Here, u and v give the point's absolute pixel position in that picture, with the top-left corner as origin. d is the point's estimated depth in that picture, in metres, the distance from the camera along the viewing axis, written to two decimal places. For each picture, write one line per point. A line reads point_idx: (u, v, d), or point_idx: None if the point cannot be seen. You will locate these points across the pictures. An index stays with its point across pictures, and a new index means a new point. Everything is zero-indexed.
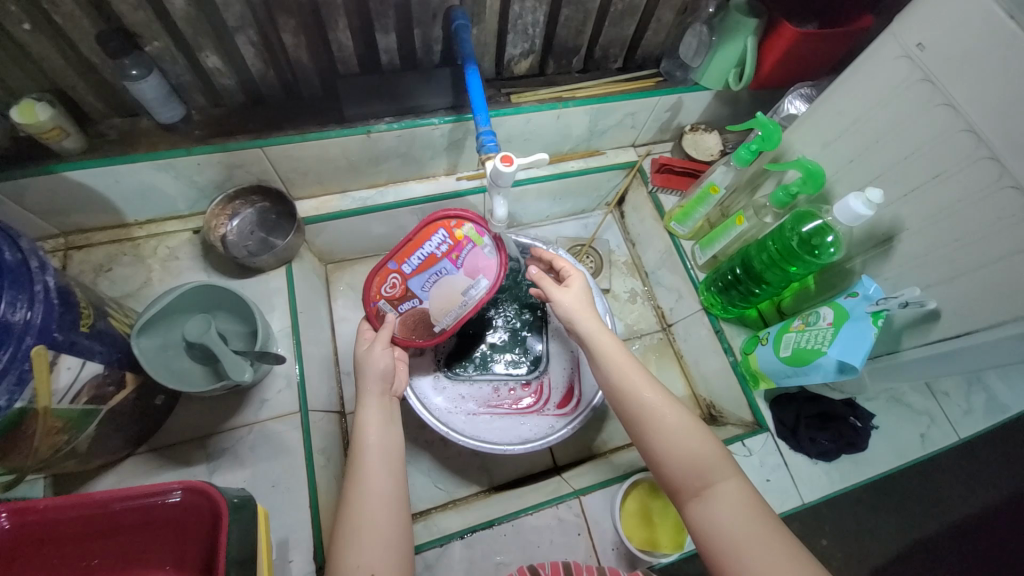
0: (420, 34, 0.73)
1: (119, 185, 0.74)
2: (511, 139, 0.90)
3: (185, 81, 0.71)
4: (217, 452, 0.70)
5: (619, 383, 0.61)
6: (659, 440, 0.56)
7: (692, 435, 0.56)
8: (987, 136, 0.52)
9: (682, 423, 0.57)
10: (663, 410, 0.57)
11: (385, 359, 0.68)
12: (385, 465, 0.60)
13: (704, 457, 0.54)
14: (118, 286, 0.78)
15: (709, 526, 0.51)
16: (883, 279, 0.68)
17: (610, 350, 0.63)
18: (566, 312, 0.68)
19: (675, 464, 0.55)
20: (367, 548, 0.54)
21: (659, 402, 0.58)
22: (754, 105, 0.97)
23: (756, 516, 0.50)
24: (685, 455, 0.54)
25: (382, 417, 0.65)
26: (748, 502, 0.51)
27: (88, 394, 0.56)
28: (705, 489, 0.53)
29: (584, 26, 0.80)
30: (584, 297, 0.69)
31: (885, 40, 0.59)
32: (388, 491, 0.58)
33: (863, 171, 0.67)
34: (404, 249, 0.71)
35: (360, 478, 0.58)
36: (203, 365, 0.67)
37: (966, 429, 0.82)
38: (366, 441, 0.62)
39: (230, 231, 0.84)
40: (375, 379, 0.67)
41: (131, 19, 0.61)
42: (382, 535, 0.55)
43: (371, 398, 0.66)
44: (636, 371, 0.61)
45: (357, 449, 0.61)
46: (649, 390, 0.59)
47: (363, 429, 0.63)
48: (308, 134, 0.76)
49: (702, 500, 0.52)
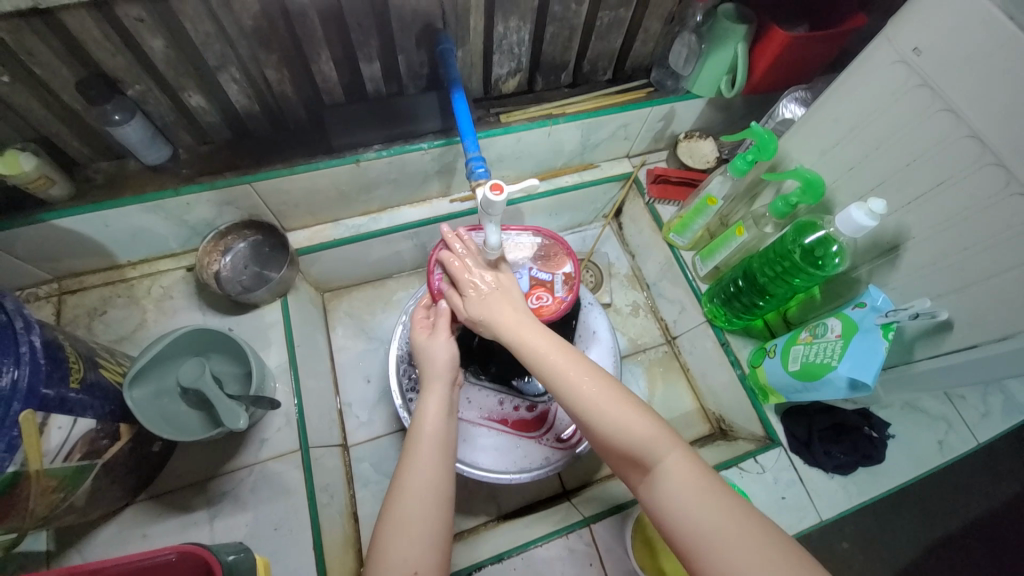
0: (404, 60, 0.73)
1: (109, 228, 0.73)
2: (503, 159, 0.89)
3: (170, 120, 0.70)
4: (218, 496, 0.69)
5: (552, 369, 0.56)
6: (604, 422, 0.53)
7: (627, 412, 0.53)
8: (992, 142, 0.50)
9: (618, 400, 0.54)
10: (592, 390, 0.54)
11: (449, 348, 0.66)
12: (439, 453, 0.57)
13: (646, 433, 0.51)
14: (113, 329, 0.77)
15: (661, 508, 0.48)
16: (891, 288, 0.66)
17: (527, 341, 0.59)
18: (478, 321, 0.63)
19: (622, 443, 0.51)
20: (405, 538, 0.51)
21: (584, 380, 0.55)
22: (748, 110, 0.96)
23: (709, 497, 0.46)
24: (623, 434, 0.51)
25: (443, 409, 0.61)
26: (696, 479, 0.48)
27: (81, 450, 0.55)
28: (651, 468, 0.50)
29: (570, 42, 0.79)
30: (503, 294, 0.64)
31: (880, 45, 0.58)
32: (438, 485, 0.55)
33: (864, 179, 0.65)
34: None
35: (410, 465, 0.56)
36: (200, 410, 0.67)
37: (985, 433, 0.80)
38: (423, 431, 0.59)
39: (223, 267, 0.84)
40: (439, 367, 0.64)
41: (111, 64, 0.60)
42: (421, 526, 0.52)
43: (438, 385, 0.63)
44: (562, 349, 0.58)
45: (413, 440, 0.58)
46: (576, 368, 0.56)
47: (422, 418, 0.60)
48: (296, 168, 0.75)
49: (651, 480, 0.50)
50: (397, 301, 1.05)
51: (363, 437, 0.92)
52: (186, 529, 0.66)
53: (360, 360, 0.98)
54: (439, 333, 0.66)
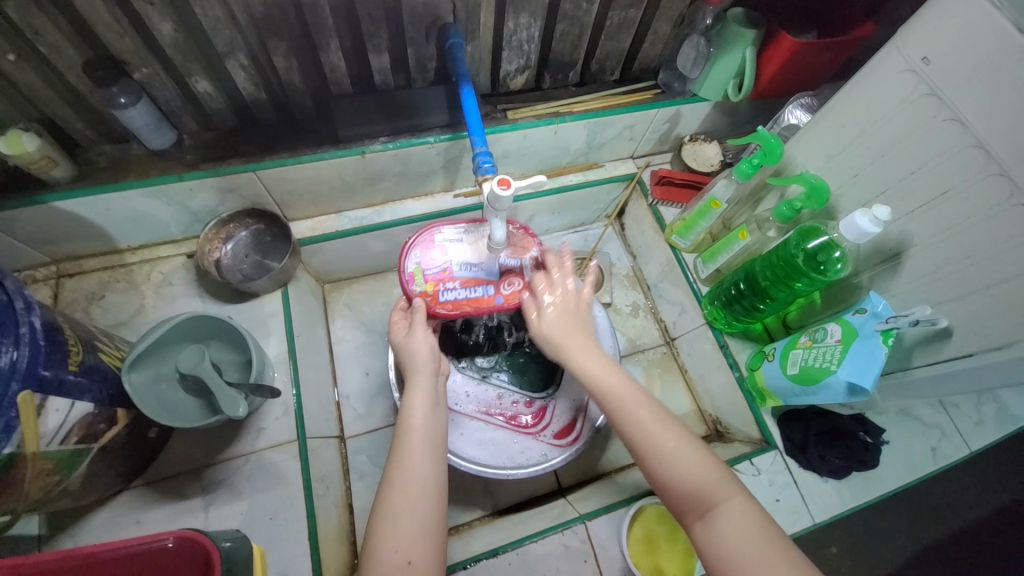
0: (413, 53, 0.72)
1: (110, 212, 0.72)
2: (508, 155, 0.89)
3: (175, 105, 0.70)
4: (213, 484, 0.69)
5: (622, 409, 0.57)
6: (665, 466, 0.53)
7: (694, 457, 0.53)
8: (997, 153, 0.51)
9: (682, 447, 0.54)
10: (661, 432, 0.55)
11: (430, 340, 0.66)
12: (429, 449, 0.58)
13: (706, 481, 0.52)
14: (111, 314, 0.77)
15: (720, 553, 0.48)
16: (891, 295, 0.67)
17: (603, 376, 0.60)
18: (551, 343, 0.64)
19: (680, 487, 0.52)
20: (398, 532, 0.52)
21: (657, 422, 0.55)
22: (753, 115, 0.96)
23: (770, 545, 0.47)
24: (688, 479, 0.52)
25: (426, 404, 0.62)
26: (755, 527, 0.48)
27: (79, 433, 0.55)
28: (709, 513, 0.50)
29: (579, 40, 0.79)
30: (573, 318, 0.65)
31: (889, 53, 0.58)
32: (428, 479, 0.56)
33: (868, 186, 0.66)
34: (475, 305, 0.70)
35: (398, 460, 0.57)
36: (198, 397, 0.66)
37: (978, 442, 0.80)
38: (411, 426, 0.60)
39: (224, 255, 0.83)
40: (423, 361, 0.65)
41: (118, 47, 0.60)
42: (413, 519, 0.53)
43: (422, 379, 0.64)
44: (626, 388, 0.58)
45: (400, 435, 0.59)
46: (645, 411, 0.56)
47: (409, 412, 0.61)
48: (301, 157, 0.75)
49: (708, 523, 0.50)
50: (397, 295, 1.05)
51: (360, 429, 0.91)
52: (181, 516, 0.66)
53: (359, 352, 0.98)
54: (418, 328, 0.67)
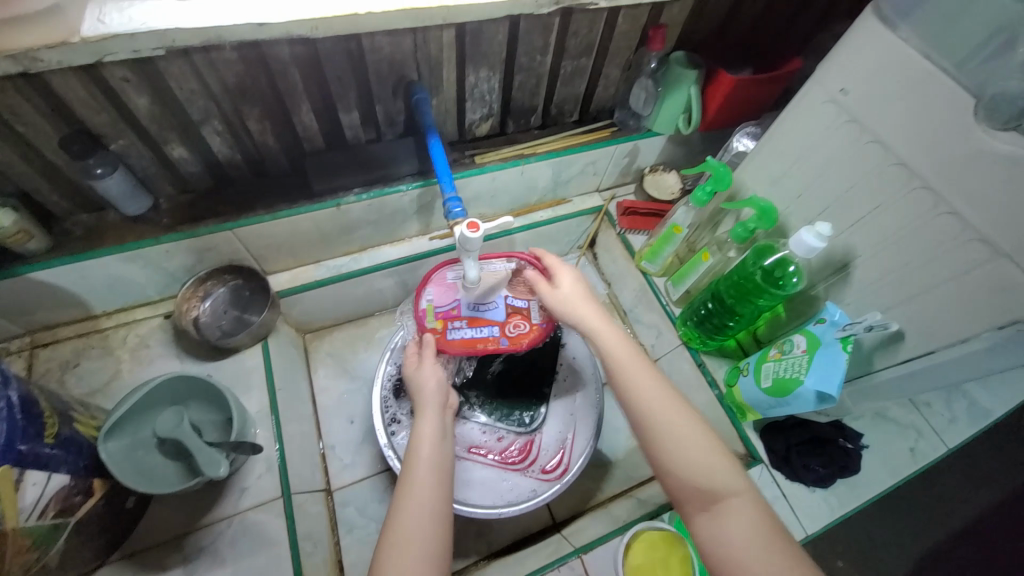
0: (382, 109, 0.77)
1: (86, 279, 0.73)
2: (479, 197, 0.93)
3: (152, 171, 0.72)
4: (195, 552, 0.66)
5: (631, 387, 0.57)
6: (668, 452, 0.53)
7: (700, 438, 0.53)
8: (917, 168, 0.56)
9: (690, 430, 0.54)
10: (668, 416, 0.54)
11: (436, 375, 0.70)
12: (437, 474, 0.58)
13: (713, 469, 0.51)
14: (86, 382, 0.75)
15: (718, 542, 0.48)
16: (847, 304, 0.71)
17: (617, 348, 0.60)
18: (568, 312, 0.66)
19: (682, 475, 0.52)
20: (406, 556, 0.50)
21: (667, 407, 0.55)
22: (705, 144, 1.03)
23: (772, 543, 0.47)
24: (691, 468, 0.52)
25: (435, 434, 0.62)
26: (758, 522, 0.48)
27: (55, 507, 0.53)
28: (716, 504, 0.50)
29: (537, 88, 0.85)
30: (580, 293, 0.67)
31: (812, 87, 0.65)
32: (433, 506, 0.54)
33: (811, 205, 0.71)
34: (479, 345, 0.79)
35: (407, 485, 0.56)
36: (177, 461, 0.65)
37: (953, 439, 0.83)
38: (419, 454, 0.59)
39: (203, 312, 0.84)
40: (430, 396, 0.67)
41: (95, 121, 0.63)
42: (420, 544, 0.51)
43: (429, 412, 0.65)
44: (637, 361, 0.59)
45: (408, 462, 0.59)
46: (650, 391, 0.56)
47: (417, 441, 0.61)
48: (278, 213, 0.77)
49: (712, 515, 0.50)
50: (379, 339, 1.05)
51: (347, 480, 0.89)
52: None
53: (343, 400, 0.97)
54: (429, 365, 0.72)
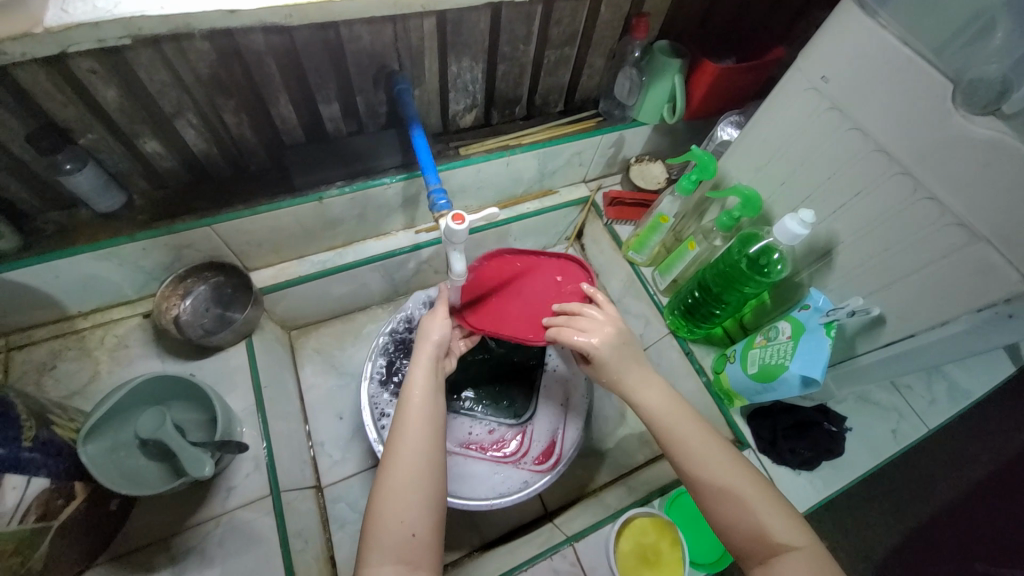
0: (363, 100, 0.75)
1: (59, 279, 0.70)
2: (465, 189, 0.92)
3: (124, 167, 0.70)
4: (182, 553, 0.65)
5: (678, 447, 0.56)
6: (722, 502, 0.52)
7: (752, 487, 0.52)
8: (897, 154, 0.57)
9: (745, 482, 0.53)
10: (718, 466, 0.54)
11: (447, 329, 0.64)
12: (433, 431, 0.56)
13: (769, 521, 0.50)
14: (62, 384, 0.73)
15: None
16: (830, 290, 0.72)
17: (665, 412, 0.58)
18: (615, 375, 0.61)
19: (740, 526, 0.51)
20: (403, 504, 0.51)
21: (717, 460, 0.54)
22: (691, 134, 1.03)
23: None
24: (745, 521, 0.51)
25: (428, 385, 0.58)
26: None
27: (37, 511, 0.52)
28: (771, 556, 0.49)
29: (521, 78, 0.84)
30: (622, 343, 0.62)
31: (794, 74, 0.65)
32: (429, 453, 0.54)
33: (795, 192, 0.71)
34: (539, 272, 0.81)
35: (399, 434, 0.55)
36: (161, 462, 0.64)
37: (933, 420, 0.86)
38: (410, 402, 0.57)
39: (183, 310, 0.82)
40: (431, 349, 0.62)
41: (62, 115, 0.60)
42: (415, 493, 0.51)
43: (424, 360, 0.61)
44: (682, 411, 0.58)
45: (400, 409, 0.57)
46: (699, 442, 0.55)
47: (409, 389, 0.58)
48: (258, 208, 0.76)
49: (767, 573, 0.49)
50: (367, 335, 1.04)
51: (337, 476, 0.89)
52: None
53: (331, 397, 0.96)
54: (438, 316, 0.65)
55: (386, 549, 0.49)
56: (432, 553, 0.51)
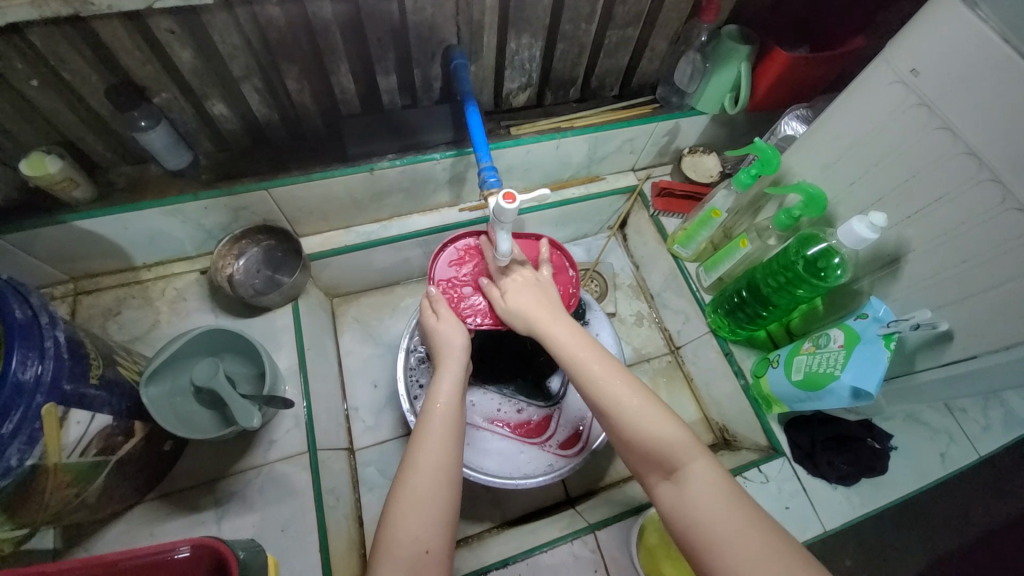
0: (420, 73, 0.75)
1: (128, 231, 0.75)
2: (512, 170, 0.92)
3: (192, 127, 0.73)
4: (225, 497, 0.69)
5: (572, 358, 0.58)
6: (625, 421, 0.53)
7: (647, 409, 0.53)
8: (989, 159, 0.52)
9: (642, 408, 0.53)
10: (614, 388, 0.55)
11: (455, 334, 0.66)
12: (446, 428, 0.57)
13: (664, 437, 0.51)
14: (126, 329, 0.79)
15: (681, 507, 0.48)
16: (892, 300, 0.68)
17: (563, 338, 0.60)
18: (517, 314, 0.65)
19: (641, 444, 0.52)
20: (416, 517, 0.51)
21: (608, 381, 0.55)
22: (751, 126, 0.98)
23: (733, 501, 0.46)
24: (643, 434, 0.52)
25: (451, 400, 0.60)
26: (713, 483, 0.47)
27: (97, 445, 0.56)
28: (673, 469, 0.50)
29: (579, 59, 0.82)
30: (534, 283, 0.68)
31: (879, 66, 0.61)
32: (443, 461, 0.55)
33: (865, 193, 0.67)
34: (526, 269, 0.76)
35: (417, 443, 0.56)
36: (211, 410, 0.68)
37: (985, 447, 0.80)
38: (432, 412, 0.58)
39: (237, 270, 0.85)
40: (445, 351, 0.65)
41: (140, 73, 0.63)
42: (428, 506, 0.52)
43: (450, 370, 0.63)
44: (579, 341, 0.60)
45: (422, 422, 0.58)
46: (598, 364, 0.57)
47: (433, 398, 0.60)
48: (313, 175, 0.77)
49: (673, 486, 0.49)
50: (404, 308, 1.06)
51: (368, 441, 0.92)
52: (194, 528, 0.67)
53: (367, 365, 0.99)
54: (447, 320, 0.67)
55: (396, 563, 0.49)
56: (442, 568, 0.51)
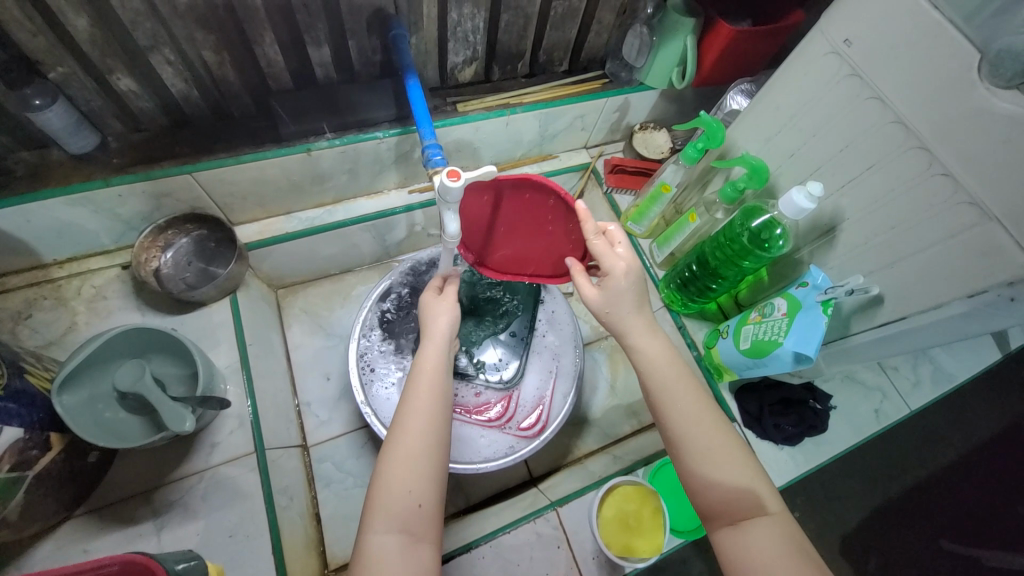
0: (355, 45, 0.70)
1: (31, 224, 0.67)
2: (461, 149, 0.88)
3: (97, 106, 0.65)
4: (165, 506, 0.65)
5: (659, 389, 0.55)
6: (699, 457, 0.52)
7: (728, 449, 0.53)
8: (915, 127, 0.54)
9: (723, 447, 0.53)
10: (705, 427, 0.53)
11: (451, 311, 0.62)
12: (443, 395, 0.55)
13: (739, 479, 0.51)
14: (38, 333, 0.71)
15: (737, 554, 0.49)
16: (829, 267, 0.71)
17: (664, 367, 0.56)
18: (611, 317, 0.58)
19: (715, 484, 0.52)
20: (410, 473, 0.50)
21: (696, 419, 0.54)
22: (698, 101, 0.99)
23: (799, 558, 0.47)
24: (722, 481, 0.51)
25: (441, 364, 0.57)
26: (781, 537, 0.49)
27: (10, 461, 0.51)
28: (741, 518, 0.50)
29: (525, 31, 0.79)
30: (638, 292, 0.58)
31: (815, 37, 0.61)
32: (439, 426, 0.53)
33: (803, 164, 0.69)
34: (533, 213, 0.58)
35: (409, 407, 0.53)
36: (142, 416, 0.63)
37: (915, 402, 0.87)
38: (425, 371, 0.56)
39: (164, 263, 0.79)
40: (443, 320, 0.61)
41: (30, 45, 0.55)
42: (421, 466, 0.51)
43: (437, 338, 0.60)
44: (674, 369, 0.56)
45: (411, 386, 0.55)
46: (686, 398, 0.55)
47: (423, 363, 0.57)
48: (242, 157, 0.72)
49: (736, 529, 0.50)
50: (356, 296, 1.02)
51: (324, 436, 0.89)
52: (131, 542, 0.62)
53: (318, 357, 0.95)
54: (444, 300, 0.62)
55: (389, 520, 0.49)
56: (434, 525, 0.51)
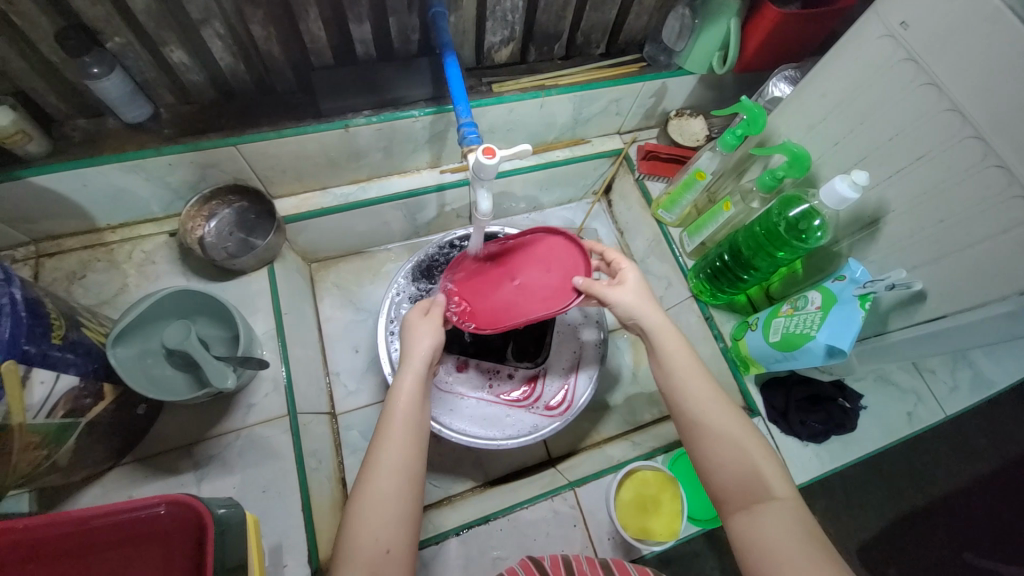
0: (395, 23, 0.71)
1: (87, 188, 0.71)
2: (494, 130, 0.89)
3: (150, 77, 0.68)
4: (205, 460, 0.69)
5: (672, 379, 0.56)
6: (711, 443, 0.53)
7: (738, 437, 0.52)
8: (972, 116, 0.52)
9: (732, 437, 0.52)
10: (717, 416, 0.54)
11: (429, 341, 0.62)
12: (412, 437, 0.55)
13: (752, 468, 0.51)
14: (92, 292, 0.75)
15: (751, 543, 0.48)
16: (869, 262, 0.69)
17: (677, 357, 0.57)
18: (627, 313, 0.59)
19: (728, 471, 0.51)
20: (376, 520, 0.50)
21: (709, 406, 0.54)
22: (739, 87, 0.96)
23: (810, 547, 0.45)
24: (731, 466, 0.51)
25: (415, 396, 0.58)
26: (796, 524, 0.47)
27: (65, 406, 0.55)
28: (753, 504, 0.49)
29: (565, 11, 0.78)
30: (646, 291, 0.61)
31: (869, 19, 0.59)
32: (404, 466, 0.53)
33: (849, 153, 0.66)
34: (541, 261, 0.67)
35: (380, 445, 0.54)
36: (186, 373, 0.66)
37: (952, 407, 0.84)
38: (395, 409, 0.56)
39: (208, 232, 0.82)
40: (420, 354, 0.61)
41: (90, 14, 0.58)
42: (389, 508, 0.51)
43: (416, 365, 0.60)
44: (685, 360, 0.57)
45: (384, 417, 0.56)
46: (695, 385, 0.55)
47: (395, 396, 0.57)
48: (284, 131, 0.74)
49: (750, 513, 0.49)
50: (386, 273, 1.05)
51: (351, 405, 0.92)
52: (174, 490, 0.67)
53: (348, 330, 0.98)
54: (428, 325, 0.63)
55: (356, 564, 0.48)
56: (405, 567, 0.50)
